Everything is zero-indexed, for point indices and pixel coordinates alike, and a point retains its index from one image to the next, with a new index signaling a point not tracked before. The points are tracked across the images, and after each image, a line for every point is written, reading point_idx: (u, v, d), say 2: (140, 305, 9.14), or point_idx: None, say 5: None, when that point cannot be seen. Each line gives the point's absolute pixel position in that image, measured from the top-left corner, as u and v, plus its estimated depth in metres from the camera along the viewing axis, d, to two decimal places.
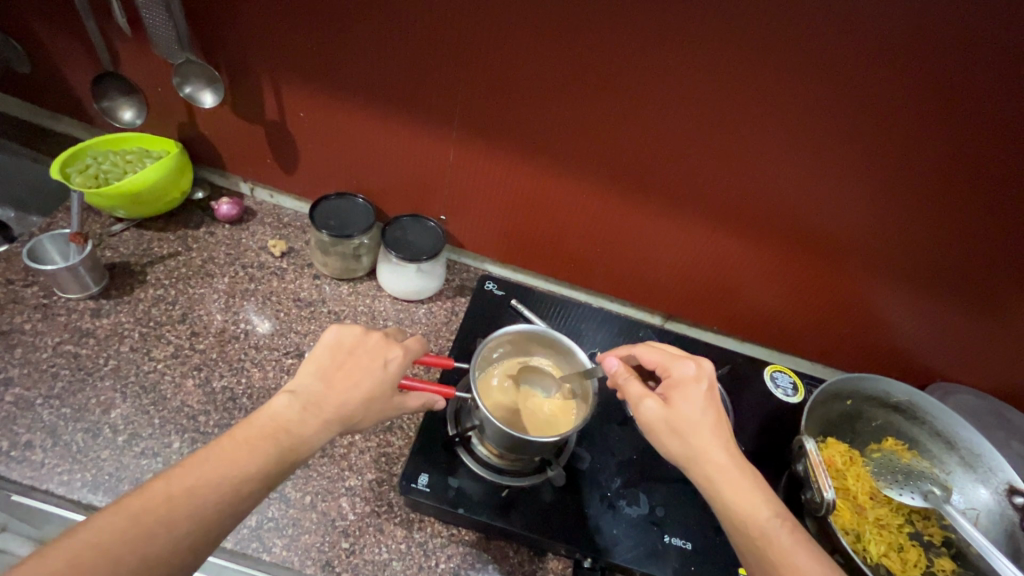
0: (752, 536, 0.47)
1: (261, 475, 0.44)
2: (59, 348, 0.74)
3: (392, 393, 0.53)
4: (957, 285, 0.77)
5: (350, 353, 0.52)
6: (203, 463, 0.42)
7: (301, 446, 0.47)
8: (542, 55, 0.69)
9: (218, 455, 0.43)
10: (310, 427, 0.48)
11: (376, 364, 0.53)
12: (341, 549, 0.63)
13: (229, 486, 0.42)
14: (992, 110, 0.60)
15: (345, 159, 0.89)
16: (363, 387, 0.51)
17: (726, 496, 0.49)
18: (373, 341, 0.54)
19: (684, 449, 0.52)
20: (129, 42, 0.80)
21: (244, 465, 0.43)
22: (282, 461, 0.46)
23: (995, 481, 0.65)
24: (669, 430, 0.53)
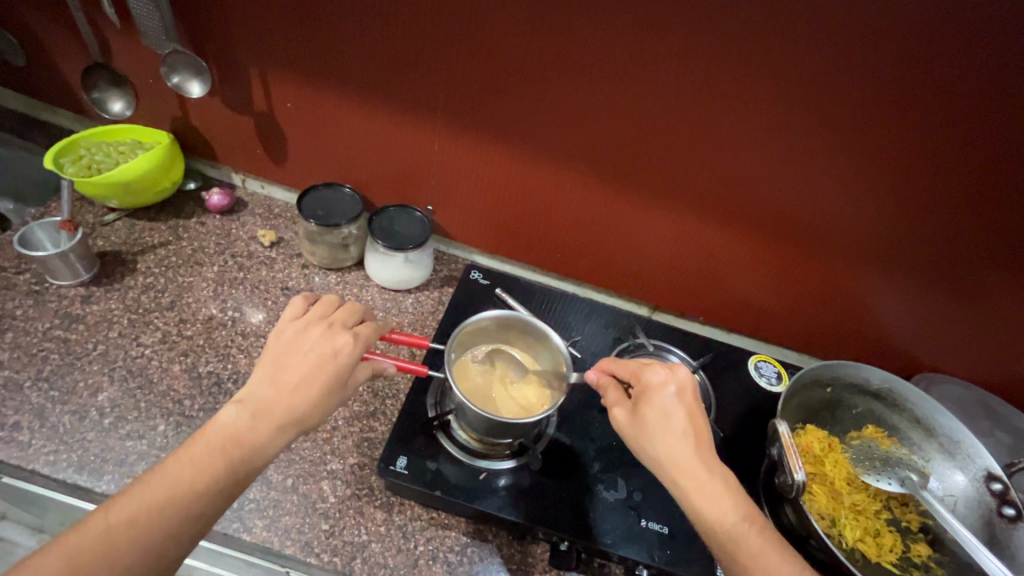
0: (720, 543, 0.47)
1: (211, 494, 0.46)
2: (49, 333, 0.75)
3: (347, 378, 0.54)
4: (940, 275, 0.77)
5: (293, 353, 0.54)
6: (151, 490, 0.44)
7: (252, 460, 0.48)
8: (521, 44, 0.69)
9: (166, 477, 0.45)
10: (261, 436, 0.49)
11: (325, 357, 0.53)
12: (322, 530, 0.64)
13: (176, 513, 0.44)
14: (966, 96, 0.60)
15: (333, 150, 0.90)
16: (313, 384, 0.52)
17: (694, 503, 0.49)
18: (315, 336, 0.55)
19: (651, 455, 0.52)
20: (119, 34, 0.81)
21: (187, 486, 0.45)
22: (235, 457, 0.47)
23: (974, 468, 0.65)
24: (637, 437, 0.53)
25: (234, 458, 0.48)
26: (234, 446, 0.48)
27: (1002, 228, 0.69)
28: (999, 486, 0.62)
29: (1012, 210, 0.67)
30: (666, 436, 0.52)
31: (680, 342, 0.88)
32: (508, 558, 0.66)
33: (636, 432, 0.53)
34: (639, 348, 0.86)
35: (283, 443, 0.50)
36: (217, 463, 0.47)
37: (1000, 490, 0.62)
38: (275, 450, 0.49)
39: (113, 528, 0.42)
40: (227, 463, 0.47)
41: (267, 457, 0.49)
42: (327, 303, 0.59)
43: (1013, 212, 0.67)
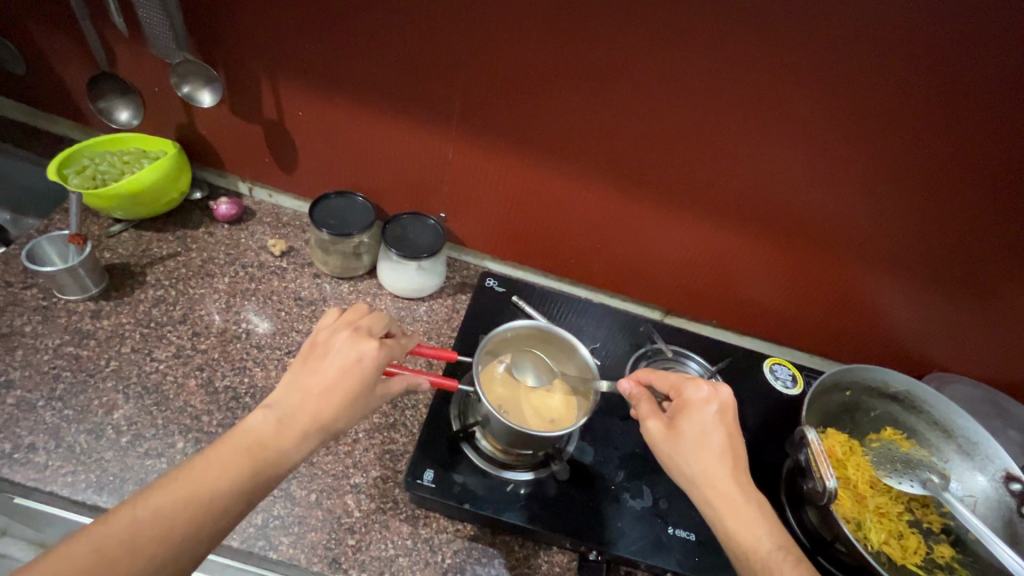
0: (753, 568, 0.48)
1: (238, 490, 0.45)
2: (60, 349, 0.73)
3: (371, 386, 0.53)
4: (953, 276, 0.78)
5: (321, 358, 0.53)
6: (182, 486, 0.44)
7: (278, 461, 0.48)
8: (541, 51, 0.69)
9: (195, 478, 0.44)
10: (288, 441, 0.48)
11: (350, 364, 0.52)
12: (348, 546, 0.64)
13: (202, 505, 0.43)
14: (987, 102, 0.61)
15: (344, 158, 0.89)
16: (339, 391, 0.51)
17: (726, 525, 0.50)
18: (341, 340, 0.54)
19: (686, 472, 0.53)
20: (126, 42, 0.79)
21: (214, 483, 0.44)
22: (265, 478, 0.47)
23: (992, 468, 0.66)
24: (671, 453, 0.54)
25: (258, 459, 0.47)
26: (261, 449, 0.47)
27: (1016, 231, 0.70)
28: (1018, 487, 0.63)
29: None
30: (702, 458, 0.53)
31: (696, 346, 0.88)
32: (535, 569, 0.65)
33: (672, 447, 0.54)
34: (656, 353, 0.86)
35: (309, 450, 0.50)
36: (244, 467, 0.46)
37: (1020, 490, 0.63)
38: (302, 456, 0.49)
39: (141, 518, 0.41)
40: (254, 463, 0.47)
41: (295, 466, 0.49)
42: (357, 310, 0.59)
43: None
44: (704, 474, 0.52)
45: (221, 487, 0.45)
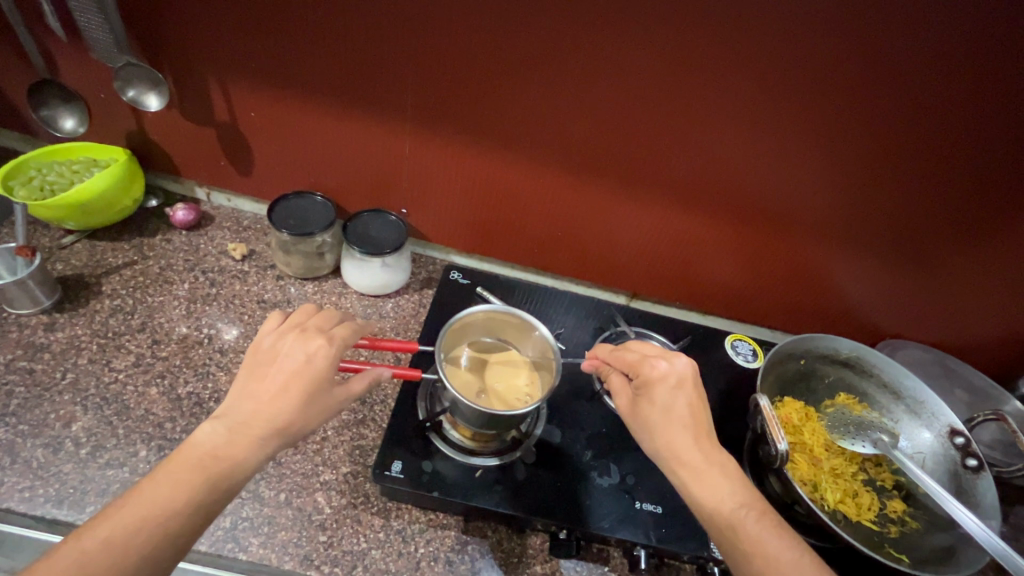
0: (721, 529, 0.50)
1: (192, 506, 0.45)
2: (12, 365, 0.71)
3: (327, 385, 0.53)
4: (896, 245, 0.82)
5: (270, 365, 0.53)
6: (134, 507, 0.44)
7: (232, 469, 0.48)
8: (488, 44, 0.70)
9: (149, 497, 0.44)
10: (241, 450, 0.48)
11: (300, 364, 0.52)
12: (319, 543, 0.64)
13: (153, 529, 0.43)
14: (914, 79, 0.64)
15: (302, 158, 0.88)
16: (294, 392, 0.51)
17: (693, 491, 0.52)
18: (289, 343, 0.54)
19: (651, 445, 0.55)
20: (66, 48, 0.77)
21: (168, 506, 0.45)
22: (219, 485, 0.47)
23: (938, 425, 0.69)
24: (636, 426, 0.56)
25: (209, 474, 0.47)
26: (213, 461, 0.47)
27: (949, 200, 0.75)
28: (962, 440, 0.66)
29: (958, 182, 0.72)
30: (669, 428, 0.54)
31: (660, 327, 0.91)
32: (508, 552, 0.67)
33: (636, 422, 0.56)
34: (621, 335, 0.87)
35: (266, 455, 0.49)
36: (197, 480, 0.46)
37: (963, 443, 0.66)
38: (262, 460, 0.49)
39: (88, 548, 0.41)
40: (207, 476, 0.47)
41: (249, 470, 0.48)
42: (303, 311, 0.59)
43: (960, 182, 0.72)
44: (671, 444, 0.53)
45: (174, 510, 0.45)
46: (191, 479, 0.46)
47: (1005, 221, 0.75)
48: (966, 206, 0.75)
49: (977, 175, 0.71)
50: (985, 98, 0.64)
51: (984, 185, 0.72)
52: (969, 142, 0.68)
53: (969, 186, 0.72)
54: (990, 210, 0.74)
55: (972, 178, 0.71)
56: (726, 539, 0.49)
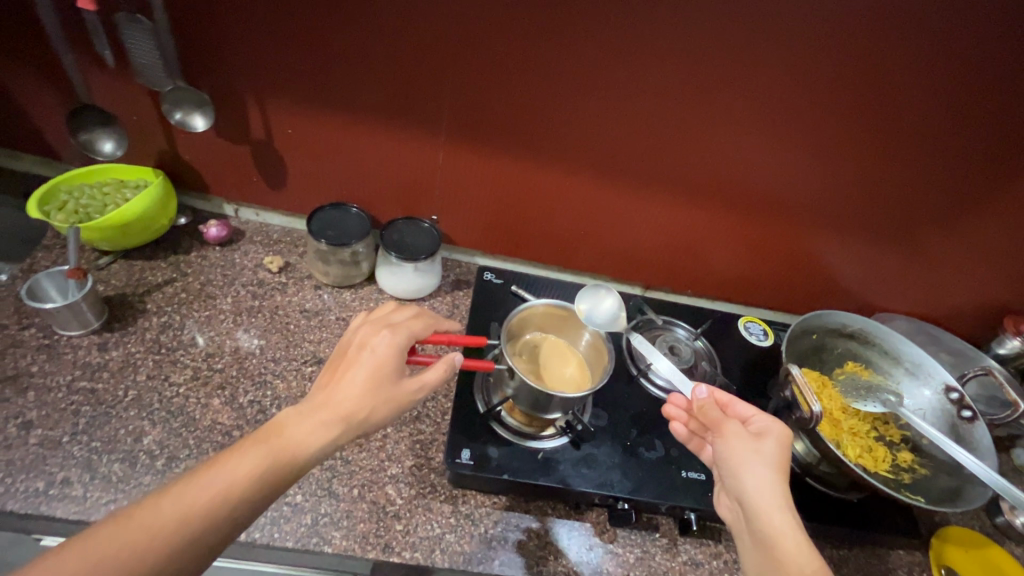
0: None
1: (261, 480, 0.48)
2: (73, 385, 0.72)
3: (393, 376, 0.57)
4: (878, 220, 0.94)
5: (346, 354, 0.58)
6: (213, 476, 0.47)
7: (299, 448, 0.51)
8: (522, 56, 0.77)
9: (226, 473, 0.47)
10: (310, 434, 0.52)
11: (365, 355, 0.57)
12: (396, 531, 0.68)
13: (220, 501, 0.46)
14: (889, 73, 0.76)
15: (336, 171, 0.92)
16: (361, 377, 0.56)
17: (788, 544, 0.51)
18: (362, 335, 0.60)
19: (762, 479, 0.55)
20: (104, 72, 0.79)
21: (236, 485, 0.47)
22: (286, 462, 0.50)
23: (934, 383, 0.78)
24: (749, 455, 0.57)
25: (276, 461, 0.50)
26: (282, 441, 0.51)
27: (919, 177, 0.87)
28: (956, 395, 0.76)
29: (927, 159, 0.85)
30: (768, 487, 0.54)
31: (679, 314, 0.98)
32: (570, 526, 0.73)
33: (751, 451, 0.57)
34: (649, 323, 0.93)
35: (328, 440, 0.52)
36: (265, 458, 0.49)
37: (957, 398, 0.76)
38: (320, 443, 0.52)
39: (164, 508, 0.45)
40: (276, 457, 0.50)
41: (312, 451, 0.51)
42: (384, 308, 0.64)
43: (930, 159, 0.85)
44: (777, 492, 0.54)
45: (235, 493, 0.47)
46: (258, 448, 0.49)
47: (967, 191, 0.88)
48: (935, 180, 0.87)
49: (944, 151, 0.83)
50: (947, 85, 0.76)
51: (949, 159, 0.84)
52: (934, 125, 0.80)
53: (937, 161, 0.85)
54: (954, 182, 0.87)
55: (938, 155, 0.84)
56: None
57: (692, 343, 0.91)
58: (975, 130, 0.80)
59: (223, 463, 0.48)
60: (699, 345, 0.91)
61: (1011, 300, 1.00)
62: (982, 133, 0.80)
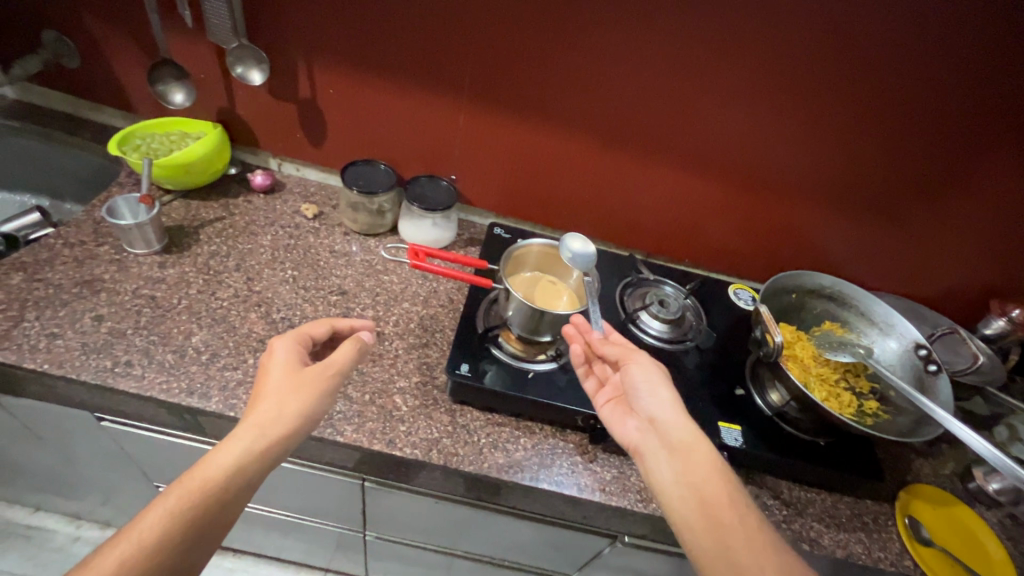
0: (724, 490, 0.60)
1: (181, 530, 0.51)
2: (137, 291, 0.85)
3: (310, 379, 0.63)
4: (864, 197, 1.00)
5: (262, 379, 0.63)
6: (132, 540, 0.49)
7: (217, 479, 0.54)
8: (534, 27, 0.87)
9: (143, 535, 0.50)
10: (227, 465, 0.55)
11: (276, 372, 0.63)
12: (400, 431, 0.78)
13: (146, 558, 0.49)
14: (866, 51, 0.83)
15: (368, 131, 1.04)
16: (274, 392, 0.61)
17: (699, 453, 0.63)
18: (269, 357, 0.64)
19: (669, 399, 0.67)
20: (179, 33, 0.93)
21: (161, 528, 0.50)
22: (206, 503, 0.53)
23: (905, 341, 0.84)
24: (655, 377, 0.70)
25: (191, 501, 0.52)
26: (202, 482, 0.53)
27: (902, 155, 0.93)
28: (924, 351, 0.81)
29: (907, 137, 0.91)
30: (672, 403, 0.67)
31: (673, 276, 1.06)
32: (554, 442, 0.81)
33: (657, 375, 0.70)
34: (640, 281, 1.02)
35: (249, 460, 0.56)
36: (180, 508, 0.52)
37: (925, 353, 0.81)
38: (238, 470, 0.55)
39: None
40: (192, 494, 0.53)
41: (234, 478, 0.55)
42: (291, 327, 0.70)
43: (909, 137, 0.91)
44: (679, 409, 0.67)
45: (163, 539, 0.50)
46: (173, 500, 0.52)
47: (947, 170, 0.93)
48: (916, 158, 0.93)
49: (922, 129, 0.89)
50: (921, 64, 0.83)
51: (928, 138, 0.90)
52: (913, 103, 0.87)
53: (916, 139, 0.91)
54: (936, 160, 0.93)
55: (918, 133, 0.90)
56: (730, 506, 0.59)
57: (681, 298, 0.99)
58: (950, 108, 0.86)
59: (140, 524, 0.50)
60: (688, 302, 0.99)
61: (997, 281, 1.04)
62: (958, 112, 0.86)
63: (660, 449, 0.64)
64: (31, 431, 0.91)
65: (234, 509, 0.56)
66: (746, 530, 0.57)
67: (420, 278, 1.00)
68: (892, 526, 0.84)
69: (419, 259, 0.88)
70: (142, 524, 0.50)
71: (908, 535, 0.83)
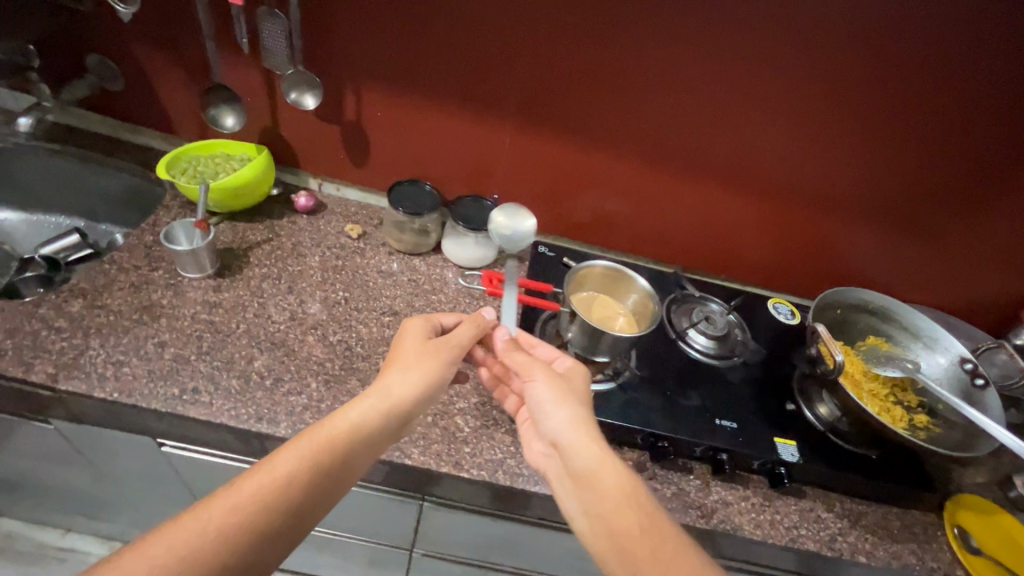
0: (639, 511, 0.59)
1: (321, 472, 0.56)
2: (196, 316, 0.85)
3: (441, 353, 0.69)
4: (899, 213, 1.03)
5: (396, 348, 0.70)
6: (270, 472, 0.54)
7: (353, 432, 0.60)
8: (585, 51, 0.89)
9: (286, 468, 0.54)
10: (365, 419, 0.61)
11: (410, 344, 0.69)
12: (465, 452, 0.79)
13: (287, 492, 0.54)
14: (909, 72, 0.86)
15: (412, 152, 1.05)
16: (408, 360, 0.67)
17: (606, 476, 0.61)
18: (406, 330, 0.71)
19: (573, 418, 0.66)
20: (230, 58, 0.94)
21: (297, 470, 0.55)
22: (345, 451, 0.58)
23: (950, 356, 0.87)
24: (561, 395, 0.68)
25: (325, 446, 0.57)
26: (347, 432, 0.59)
27: (939, 171, 0.96)
28: (970, 365, 0.84)
29: (945, 153, 0.94)
30: (575, 423, 0.66)
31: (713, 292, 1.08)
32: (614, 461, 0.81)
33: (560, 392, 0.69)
34: (685, 296, 1.04)
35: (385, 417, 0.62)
36: (323, 453, 0.57)
37: (971, 367, 0.84)
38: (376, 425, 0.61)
39: (230, 507, 0.50)
40: (330, 444, 0.58)
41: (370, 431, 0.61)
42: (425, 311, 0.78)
43: (948, 154, 0.94)
44: (583, 428, 0.66)
45: (301, 475, 0.55)
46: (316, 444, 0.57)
47: (984, 186, 0.96)
48: (953, 174, 0.96)
49: (960, 147, 0.92)
50: (962, 85, 0.86)
51: (965, 154, 0.93)
52: (953, 121, 0.90)
53: (954, 155, 0.94)
54: (972, 176, 0.96)
55: (955, 151, 0.93)
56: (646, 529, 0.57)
57: (726, 315, 1.01)
58: (988, 126, 0.89)
59: (281, 457, 0.55)
60: (731, 318, 1.02)
61: None
62: (994, 132, 0.90)
63: (568, 477, 0.64)
64: (84, 457, 0.91)
65: (360, 465, 0.59)
66: (658, 553, 0.55)
67: (468, 297, 1.01)
68: (940, 536, 0.86)
69: (492, 285, 0.97)
70: (283, 456, 0.55)
71: (958, 544, 0.85)
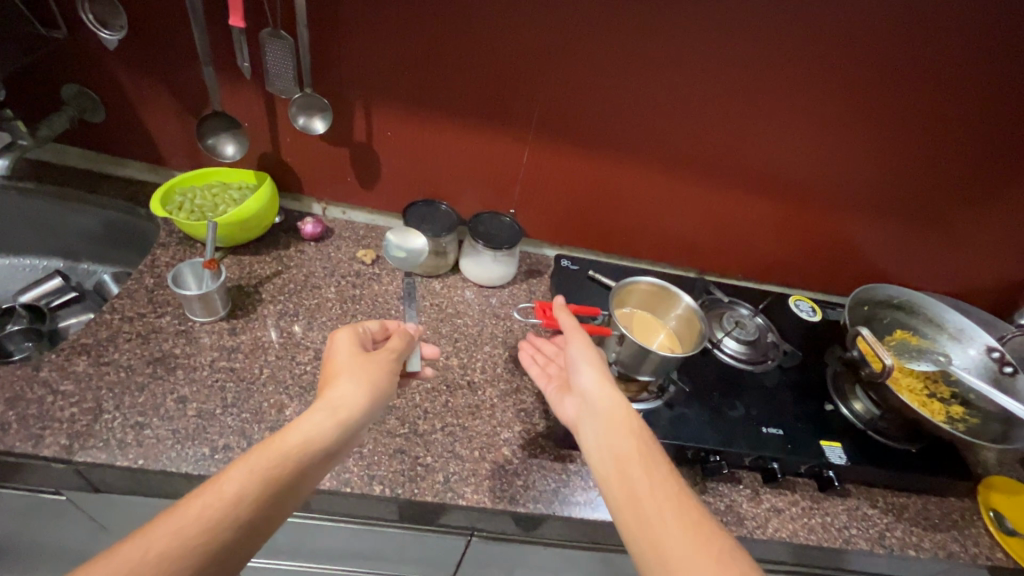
0: (661, 481, 0.57)
1: (263, 492, 0.51)
2: (215, 364, 0.79)
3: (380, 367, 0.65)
4: (912, 206, 1.05)
5: (329, 363, 0.65)
6: (202, 498, 0.48)
7: (295, 452, 0.54)
8: (605, 62, 0.87)
9: (219, 489, 0.49)
10: (307, 433, 0.56)
11: (348, 357, 0.65)
12: (519, 485, 0.76)
13: (228, 519, 0.48)
14: (921, 70, 0.86)
15: (424, 171, 1.01)
16: (346, 372, 0.62)
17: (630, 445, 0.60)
18: (339, 341, 0.66)
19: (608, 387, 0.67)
20: (225, 83, 0.88)
21: (239, 491, 0.50)
22: (289, 470, 0.53)
23: (977, 345, 0.90)
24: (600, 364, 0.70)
25: (274, 465, 0.52)
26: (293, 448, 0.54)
27: (948, 164, 0.98)
28: (997, 353, 0.87)
29: (953, 147, 0.95)
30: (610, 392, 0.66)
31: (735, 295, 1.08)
32: None
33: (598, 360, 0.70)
34: (715, 301, 1.05)
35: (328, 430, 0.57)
36: (263, 472, 0.51)
37: (999, 355, 0.86)
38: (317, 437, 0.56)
39: (155, 544, 0.45)
40: (275, 462, 0.53)
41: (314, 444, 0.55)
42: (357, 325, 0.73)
43: (957, 146, 0.95)
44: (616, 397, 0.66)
45: (247, 494, 0.50)
46: (256, 460, 0.52)
47: (990, 177, 0.99)
48: (961, 166, 0.98)
49: (967, 139, 0.94)
50: (970, 79, 0.87)
51: (972, 147, 0.95)
52: (961, 115, 0.91)
53: (961, 147, 0.95)
54: (978, 167, 0.98)
55: (962, 143, 0.95)
56: (669, 498, 0.55)
57: (755, 319, 1.02)
58: (994, 118, 0.91)
59: (226, 478, 0.50)
60: (757, 321, 1.03)
61: None
62: (1001, 123, 0.92)
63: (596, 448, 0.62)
64: (96, 523, 0.84)
65: (308, 484, 0.54)
66: (684, 529, 0.52)
67: (493, 318, 0.98)
68: (979, 521, 0.87)
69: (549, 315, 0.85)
70: (229, 477, 0.50)
71: (995, 528, 0.87)
